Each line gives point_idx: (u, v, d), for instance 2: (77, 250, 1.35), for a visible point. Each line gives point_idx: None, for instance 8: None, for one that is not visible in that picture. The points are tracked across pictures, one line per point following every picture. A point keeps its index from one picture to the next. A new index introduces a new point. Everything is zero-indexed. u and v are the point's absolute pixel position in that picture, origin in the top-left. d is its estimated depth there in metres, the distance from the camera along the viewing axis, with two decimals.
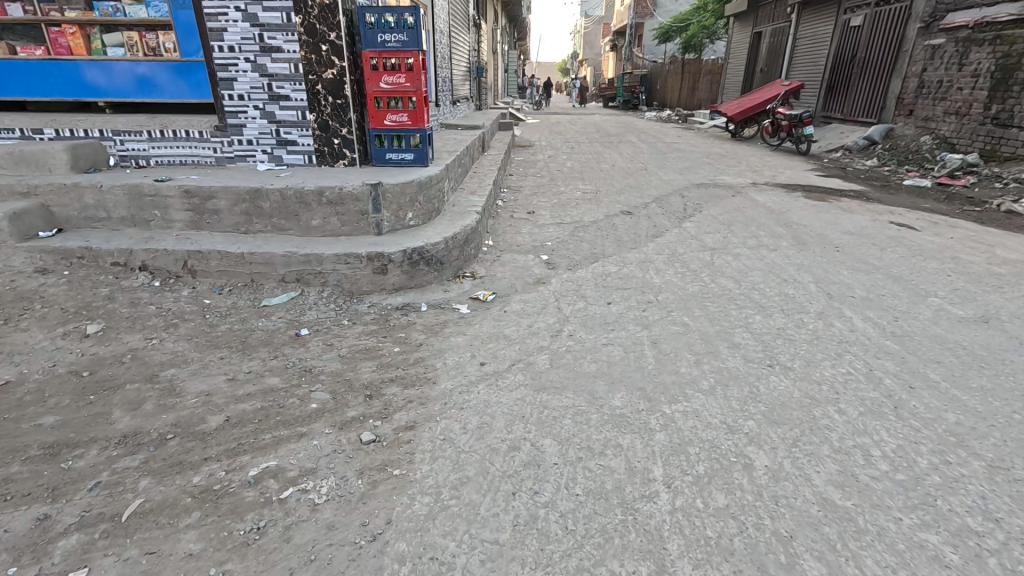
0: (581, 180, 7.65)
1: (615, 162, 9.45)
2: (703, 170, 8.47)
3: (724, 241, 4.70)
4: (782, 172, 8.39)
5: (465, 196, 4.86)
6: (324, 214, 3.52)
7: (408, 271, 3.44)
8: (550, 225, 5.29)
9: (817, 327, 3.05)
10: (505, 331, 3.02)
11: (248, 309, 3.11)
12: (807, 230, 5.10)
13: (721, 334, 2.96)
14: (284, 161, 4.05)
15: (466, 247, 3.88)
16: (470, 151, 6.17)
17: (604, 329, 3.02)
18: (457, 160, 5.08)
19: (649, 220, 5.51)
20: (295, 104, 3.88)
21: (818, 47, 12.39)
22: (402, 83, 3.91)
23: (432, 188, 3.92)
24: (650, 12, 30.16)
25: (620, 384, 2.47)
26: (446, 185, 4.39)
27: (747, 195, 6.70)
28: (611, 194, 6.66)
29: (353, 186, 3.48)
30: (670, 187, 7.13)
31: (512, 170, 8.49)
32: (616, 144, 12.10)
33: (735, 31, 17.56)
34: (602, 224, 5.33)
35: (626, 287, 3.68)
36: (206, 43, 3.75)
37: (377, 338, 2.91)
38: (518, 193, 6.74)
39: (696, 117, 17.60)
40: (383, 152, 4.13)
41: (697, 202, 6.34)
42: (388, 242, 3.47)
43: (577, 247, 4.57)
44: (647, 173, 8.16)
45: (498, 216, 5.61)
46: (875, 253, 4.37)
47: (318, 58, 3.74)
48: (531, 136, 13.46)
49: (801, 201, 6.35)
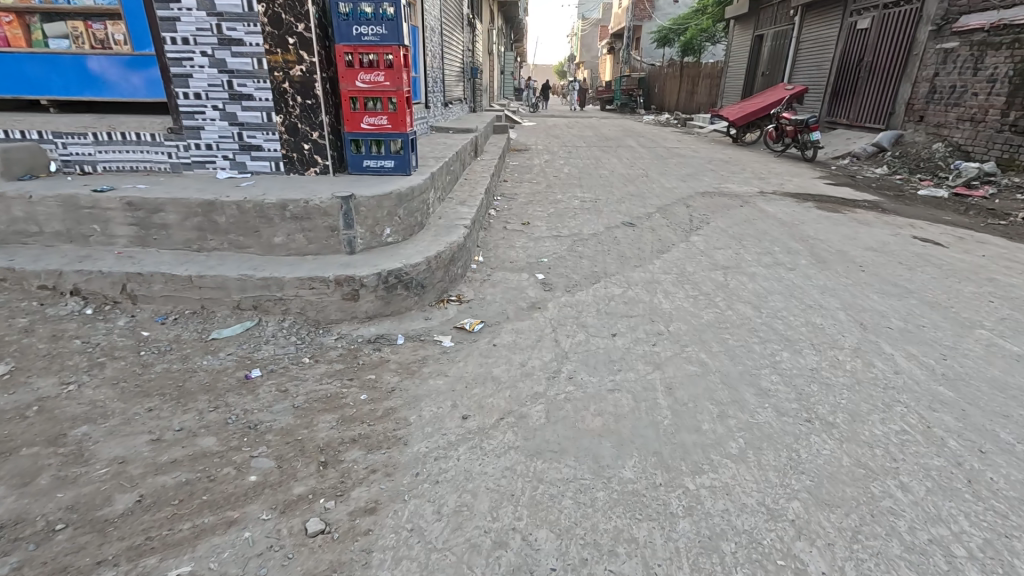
0: (579, 187, 7.23)
1: (614, 167, 9.04)
2: (707, 177, 8.08)
3: (737, 258, 4.29)
4: (789, 179, 8.01)
5: (453, 207, 4.42)
6: (288, 230, 3.07)
7: (384, 297, 3.00)
8: (546, 238, 4.86)
9: (855, 368, 2.63)
10: (494, 371, 2.58)
11: (193, 344, 2.65)
12: (826, 245, 4.70)
13: (746, 376, 2.54)
14: (248, 168, 3.61)
15: (451, 267, 3.45)
16: (460, 157, 5.73)
17: (609, 369, 2.59)
18: (445, 167, 4.64)
19: (653, 233, 5.10)
20: (260, 104, 3.44)
21: (822, 50, 12.04)
22: (381, 82, 3.48)
23: (414, 200, 3.48)
24: (648, 15, 29.92)
25: (631, 447, 2.04)
26: (431, 196, 3.94)
27: (755, 205, 6.31)
28: (611, 202, 6.25)
29: (321, 198, 3.04)
30: (673, 196, 6.73)
31: (506, 175, 8.07)
32: (615, 148, 11.72)
33: (736, 34, 17.25)
34: (604, 237, 4.92)
35: (632, 313, 3.25)
36: (157, 34, 3.31)
37: (341, 380, 2.46)
38: (513, 202, 6.31)
39: (695, 121, 17.26)
40: (360, 158, 3.70)
41: (703, 213, 5.94)
42: (360, 264, 3.02)
43: (576, 264, 4.15)
44: (648, 180, 7.76)
45: (490, 227, 5.17)
46: (904, 274, 3.97)
47: (284, 52, 3.31)
48: (527, 139, 13.06)
49: (814, 212, 5.95)
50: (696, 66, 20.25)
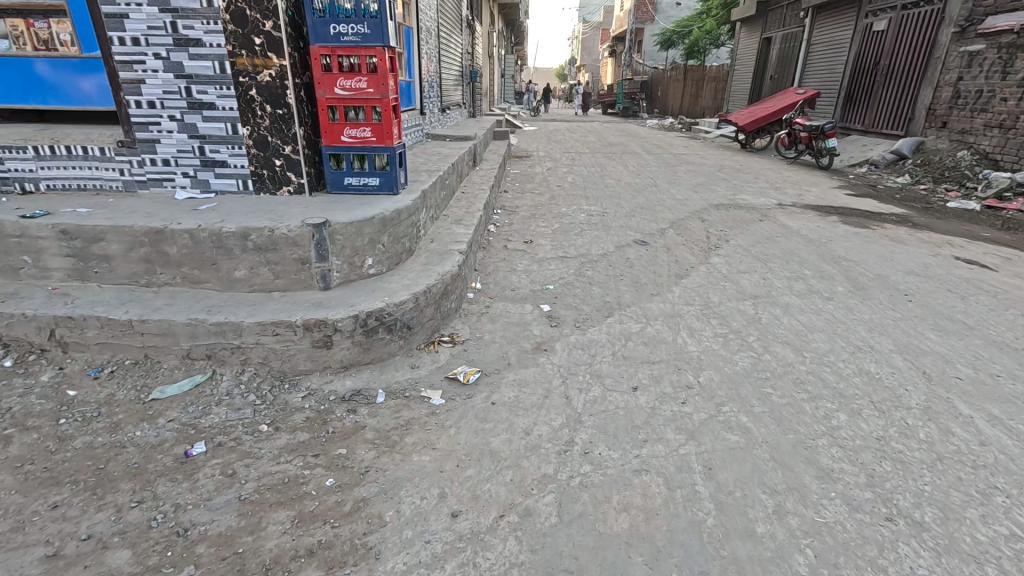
0: (585, 199, 6.79)
1: (620, 176, 8.60)
2: (719, 187, 7.63)
3: (765, 285, 3.84)
4: (807, 190, 7.57)
5: (447, 227, 3.97)
6: (251, 263, 2.61)
7: (362, 343, 2.54)
8: (551, 260, 4.41)
9: (931, 436, 2.17)
10: (492, 442, 2.12)
11: (129, 406, 2.20)
12: (861, 267, 4.25)
13: (801, 449, 2.08)
14: (211, 187, 3.15)
15: (444, 302, 2.99)
16: (457, 168, 5.27)
17: (632, 439, 2.13)
18: (439, 182, 4.19)
19: (669, 253, 4.65)
20: (223, 114, 2.99)
21: (835, 53, 11.62)
22: (363, 88, 3.03)
23: (401, 224, 3.02)
24: (650, 18, 29.56)
25: (669, 563, 1.58)
26: (422, 217, 3.48)
27: (775, 219, 5.87)
28: (620, 217, 5.81)
29: (289, 226, 2.58)
30: (686, 209, 6.28)
31: (507, 186, 7.63)
32: (619, 155, 11.28)
33: (742, 37, 16.84)
34: (615, 259, 4.47)
35: (654, 357, 2.80)
36: (103, 34, 2.86)
37: (304, 457, 2.00)
38: (513, 217, 5.87)
39: (701, 125, 16.85)
40: (342, 175, 3.25)
41: (720, 229, 5.49)
42: (335, 304, 2.56)
43: (585, 293, 3.70)
44: (658, 191, 7.32)
45: (489, 246, 4.73)
46: (957, 304, 3.52)
47: (250, 54, 2.86)
48: (528, 145, 12.63)
49: (840, 228, 5.50)
50: (700, 69, 19.86)
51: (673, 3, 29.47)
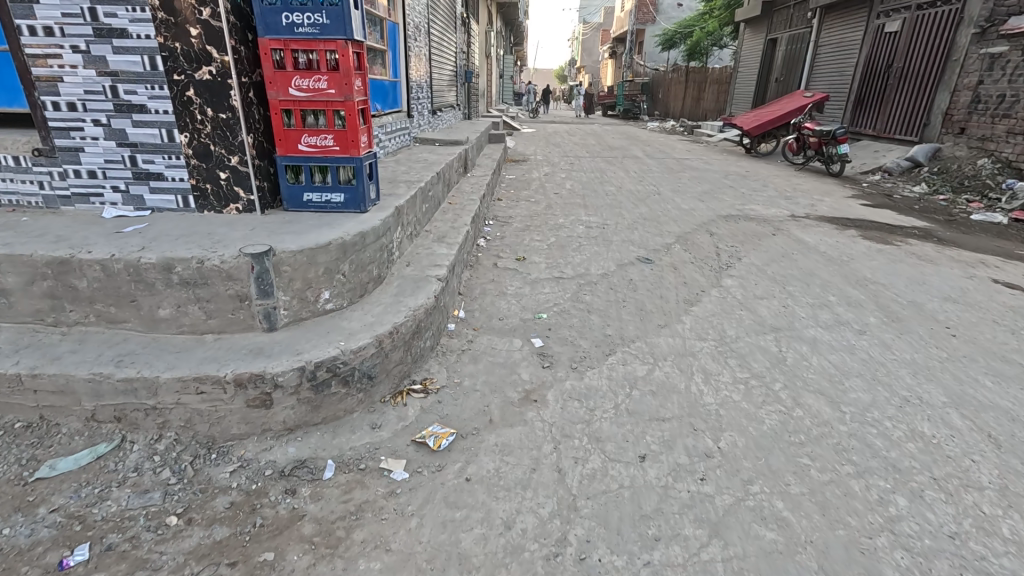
0: (584, 209, 6.35)
1: (621, 183, 8.17)
2: (726, 196, 7.20)
3: (785, 315, 3.39)
4: (819, 199, 7.14)
5: (426, 246, 3.51)
6: (177, 299, 2.15)
7: (310, 400, 2.09)
8: (545, 281, 3.95)
9: (1018, 533, 1.72)
10: (463, 541, 1.67)
11: (5, 488, 1.74)
12: (890, 292, 3.81)
13: (857, 555, 1.62)
14: (146, 203, 2.70)
15: (416, 342, 2.54)
16: (444, 176, 4.82)
17: (641, 536, 1.68)
18: (419, 193, 3.74)
19: (676, 273, 4.21)
20: (156, 118, 2.54)
21: (845, 55, 11.18)
22: (322, 89, 2.59)
23: (365, 249, 2.57)
24: (651, 19, 29.18)
25: None
26: (395, 237, 3.03)
27: (789, 233, 5.43)
28: (622, 230, 5.37)
29: (223, 255, 2.13)
30: (692, 221, 5.84)
31: (501, 194, 7.18)
32: (620, 159, 10.85)
33: (746, 38, 16.42)
34: (616, 280, 4.03)
35: (664, 412, 2.36)
36: (10, 23, 2.40)
37: (217, 566, 1.55)
38: (506, 230, 5.42)
39: (703, 129, 16.43)
40: (301, 190, 2.81)
41: (731, 244, 5.06)
42: (277, 351, 2.11)
43: (583, 323, 3.25)
44: (662, 200, 6.89)
45: (477, 264, 4.27)
46: (1008, 340, 3.08)
47: (186, 47, 2.41)
48: (526, 148, 12.20)
49: (861, 244, 5.06)
50: (703, 71, 19.44)
51: (674, 3, 29.03)
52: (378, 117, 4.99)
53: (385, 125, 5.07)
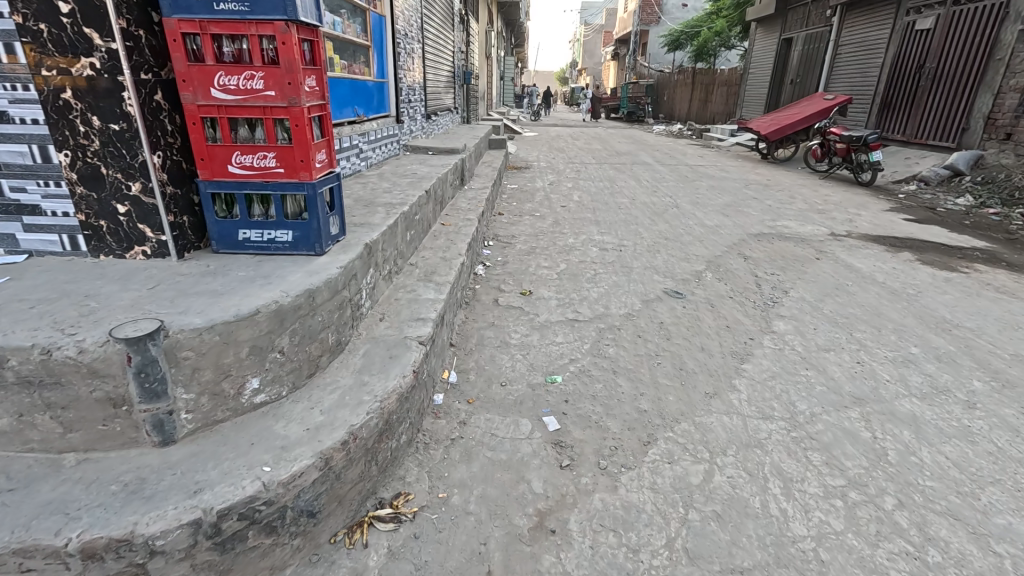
0: (596, 227, 5.64)
1: (634, 194, 7.45)
2: (752, 210, 6.49)
3: (865, 376, 2.68)
4: (855, 213, 6.43)
5: (409, 288, 2.79)
6: (16, 406, 1.42)
7: (213, 565, 1.37)
8: (557, 325, 3.23)
9: None
10: None
11: None
12: (984, 340, 3.10)
13: None
14: (21, 246, 1.97)
15: (384, 445, 1.82)
16: (436, 192, 4.10)
17: None
18: (402, 218, 3.01)
19: (713, 312, 3.49)
20: (23, 130, 1.82)
21: (869, 55, 10.48)
22: (257, 90, 1.88)
23: (315, 312, 1.86)
24: (655, 19, 28.53)
25: None
26: (364, 283, 2.31)
27: (835, 257, 4.71)
28: (642, 253, 4.66)
29: (85, 341, 1.40)
30: (720, 241, 5.12)
31: (502, 208, 6.47)
32: (630, 166, 10.14)
33: (758, 38, 15.73)
34: (643, 322, 3.31)
35: (742, 555, 1.64)
36: None
37: None
38: (508, 253, 4.70)
39: (712, 133, 15.73)
40: (234, 226, 2.08)
41: (771, 272, 4.33)
42: (164, 489, 1.39)
43: (609, 391, 2.53)
44: (682, 216, 6.17)
45: (474, 302, 3.55)
46: None
47: (54, 31, 1.69)
48: (528, 154, 11.50)
49: (923, 270, 4.35)
50: (710, 73, 18.78)
51: (679, 4, 28.37)
52: (358, 124, 4.28)
53: (367, 133, 4.36)
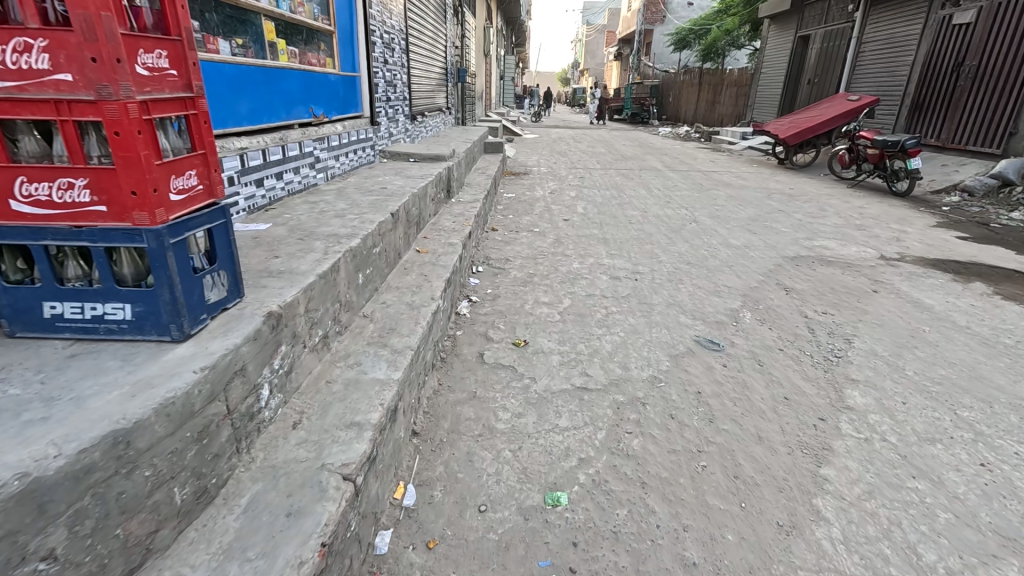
0: (604, 247, 4.83)
1: (645, 205, 6.65)
2: (781, 225, 5.69)
3: (1004, 495, 1.86)
4: (900, 230, 5.62)
5: (353, 361, 1.98)
6: None
7: None
8: (560, 396, 2.42)
9: None
10: None
11: None
12: None
13: None
14: None
15: None
16: (410, 211, 3.28)
17: None
18: (350, 257, 2.20)
19: (763, 374, 2.68)
20: None
21: (897, 52, 9.70)
22: (38, 69, 1.08)
23: (133, 467, 1.04)
24: (659, 19, 27.78)
25: None
26: (264, 376, 1.50)
27: (896, 289, 3.91)
28: (662, 285, 3.85)
29: None
30: (753, 268, 4.32)
31: (495, 222, 5.67)
32: (637, 172, 9.34)
33: (771, 36, 14.95)
34: (673, 392, 2.50)
35: None
36: None
37: None
38: (500, 282, 3.89)
39: (722, 135, 14.96)
40: (33, 298, 1.26)
41: (822, 310, 3.53)
42: None
43: (638, 524, 1.72)
44: (703, 234, 5.37)
45: (451, 359, 2.74)
46: None
47: None
48: (528, 158, 10.71)
49: (1008, 309, 3.55)
50: (719, 73, 18.00)
51: (684, 3, 27.58)
52: (314, 126, 3.46)
53: (327, 137, 3.54)
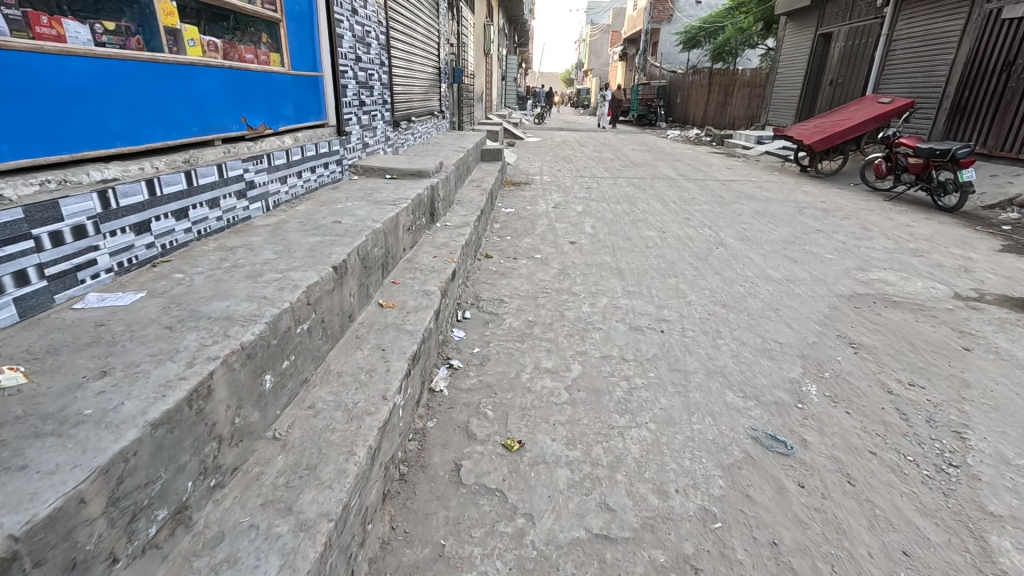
0: (619, 282, 4.03)
1: (662, 223, 5.85)
2: (824, 250, 4.88)
3: None
4: (963, 256, 4.81)
5: (222, 556, 1.17)
6: None
7: None
8: (570, 557, 1.61)
9: None
10: None
11: None
12: None
13: None
14: None
15: None
16: (369, 254, 2.48)
17: None
18: (241, 360, 1.39)
19: (861, 504, 1.86)
20: None
21: (934, 50, 8.87)
22: None
23: None
24: (666, 18, 26.95)
25: None
26: None
27: (991, 344, 3.09)
28: (696, 342, 3.05)
29: None
30: (805, 313, 3.50)
31: (490, 247, 4.87)
32: (649, 181, 8.52)
33: (788, 34, 14.13)
34: (737, 542, 1.69)
35: None
36: None
37: None
38: (491, 336, 3.09)
39: (736, 139, 14.13)
40: None
41: (909, 380, 2.71)
42: None
43: None
44: (734, 262, 4.56)
45: (413, 479, 1.93)
46: None
47: None
48: (529, 166, 9.91)
49: None
50: (730, 73, 17.16)
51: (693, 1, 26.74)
52: (247, 142, 2.65)
53: (267, 156, 2.74)
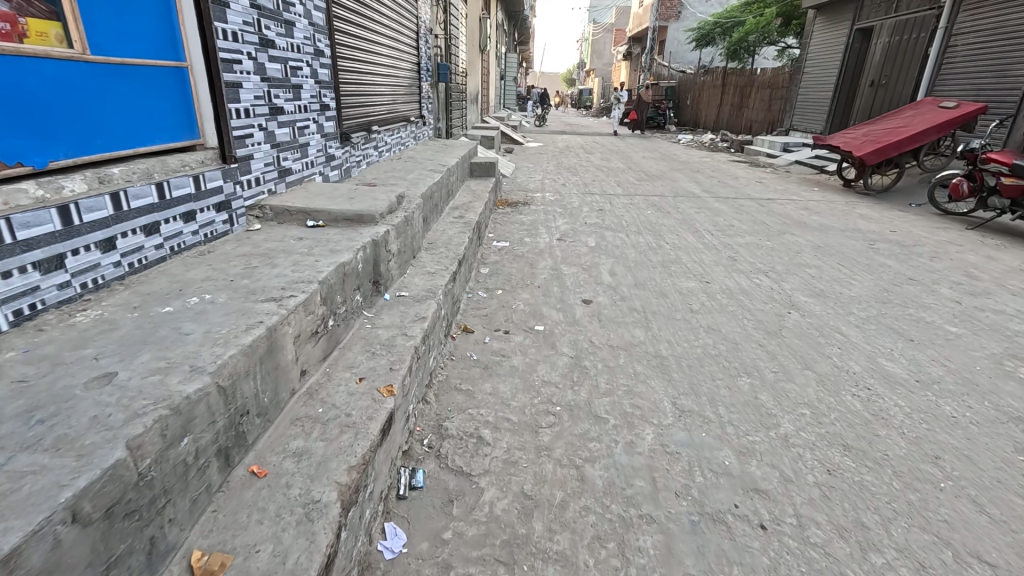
0: (665, 388, 2.61)
1: (701, 266, 4.45)
2: (941, 319, 3.48)
3: None
4: None
5: None
6: None
7: None
8: None
9: None
10: None
11: None
12: None
13: None
14: None
15: None
16: (148, 477, 1.06)
17: None
18: None
19: None
20: None
21: (1008, 45, 7.50)
22: None
23: None
24: (673, 15, 25.58)
25: None
26: None
27: None
28: (834, 566, 1.63)
29: None
30: (987, 468, 2.08)
31: (471, 313, 3.45)
32: (673, 200, 7.12)
33: (816, 30, 12.74)
34: None
35: None
36: None
37: None
38: (452, 546, 1.67)
39: (758, 146, 12.74)
40: None
41: None
42: None
43: None
44: (823, 341, 3.15)
45: None
46: None
47: None
48: (530, 178, 8.50)
49: None
50: (748, 73, 15.74)
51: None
52: None
53: None
